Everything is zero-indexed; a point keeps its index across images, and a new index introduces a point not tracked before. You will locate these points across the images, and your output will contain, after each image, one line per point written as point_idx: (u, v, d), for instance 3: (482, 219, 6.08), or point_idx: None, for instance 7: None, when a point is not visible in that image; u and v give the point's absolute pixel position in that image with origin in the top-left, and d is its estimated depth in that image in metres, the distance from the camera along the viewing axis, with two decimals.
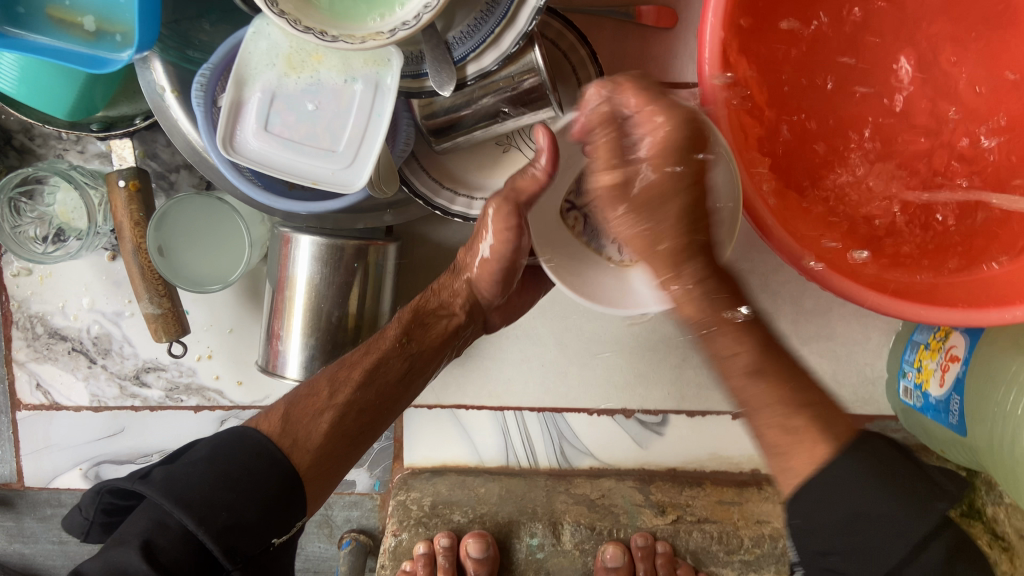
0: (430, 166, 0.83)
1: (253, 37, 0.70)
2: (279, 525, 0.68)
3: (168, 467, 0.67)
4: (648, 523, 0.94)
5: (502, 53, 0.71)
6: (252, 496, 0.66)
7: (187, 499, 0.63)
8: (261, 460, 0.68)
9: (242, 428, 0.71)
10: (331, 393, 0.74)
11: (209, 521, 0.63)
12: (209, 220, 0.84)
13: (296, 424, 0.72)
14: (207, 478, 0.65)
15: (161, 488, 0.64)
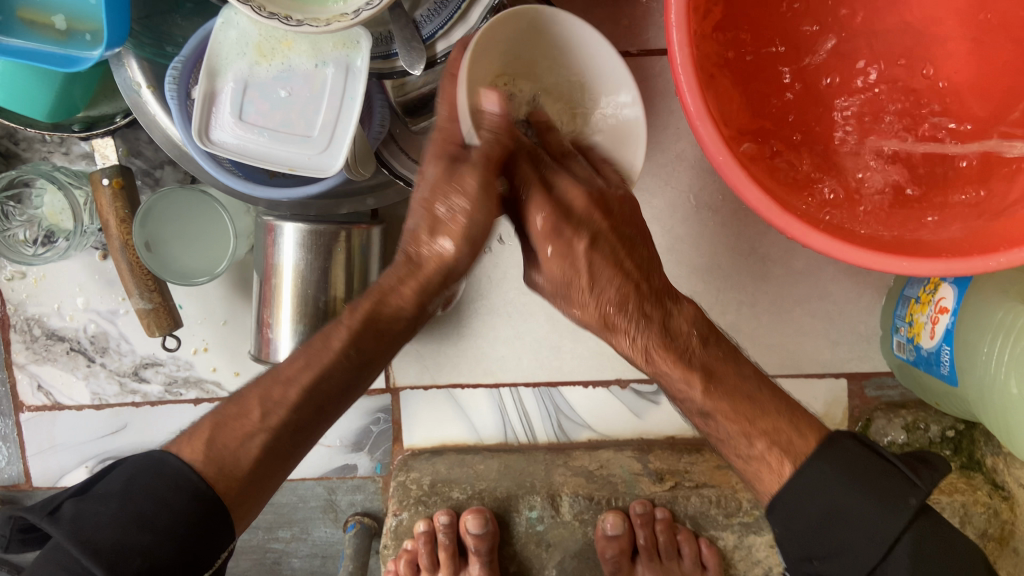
0: (410, 147, 0.82)
1: (222, 27, 0.71)
2: (201, 562, 0.64)
3: (79, 499, 0.63)
4: (647, 491, 0.93)
5: (469, 29, 0.72)
6: (167, 537, 0.61)
7: (94, 542, 0.60)
8: (178, 496, 0.63)
9: (163, 453, 0.66)
10: (263, 415, 0.67)
11: (121, 568, 0.59)
12: (196, 213, 0.84)
13: (222, 449, 0.66)
14: (116, 518, 0.61)
15: (68, 531, 0.60)
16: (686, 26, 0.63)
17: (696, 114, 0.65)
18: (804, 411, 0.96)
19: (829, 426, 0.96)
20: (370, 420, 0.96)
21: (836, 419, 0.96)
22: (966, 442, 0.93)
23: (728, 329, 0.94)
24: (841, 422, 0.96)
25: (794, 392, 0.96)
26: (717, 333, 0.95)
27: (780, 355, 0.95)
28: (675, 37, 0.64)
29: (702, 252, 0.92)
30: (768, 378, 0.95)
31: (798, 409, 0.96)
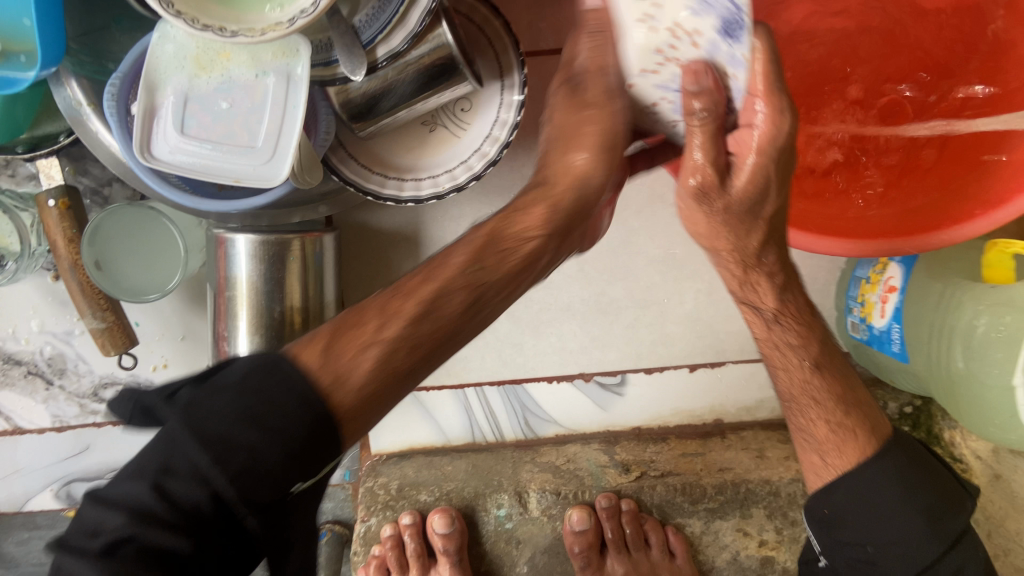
0: (358, 152, 0.82)
1: (159, 41, 0.70)
2: (307, 473, 0.49)
3: (200, 384, 0.49)
4: (613, 483, 0.97)
5: (409, 32, 0.71)
6: (279, 436, 0.47)
7: (204, 435, 0.46)
8: (290, 400, 0.48)
9: (280, 351, 0.50)
10: (380, 325, 0.52)
11: (224, 461, 0.46)
12: (146, 230, 0.83)
13: (337, 355, 0.51)
14: (232, 410, 0.47)
15: (181, 415, 0.47)
16: None
17: None
18: (765, 394, 0.98)
19: None
20: None
21: None
22: (924, 417, 0.95)
23: (688, 318, 0.94)
24: None
25: (754, 377, 0.97)
26: (677, 323, 0.95)
27: (740, 342, 0.96)
28: None
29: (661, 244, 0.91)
30: (728, 365, 0.97)
31: (759, 393, 0.98)
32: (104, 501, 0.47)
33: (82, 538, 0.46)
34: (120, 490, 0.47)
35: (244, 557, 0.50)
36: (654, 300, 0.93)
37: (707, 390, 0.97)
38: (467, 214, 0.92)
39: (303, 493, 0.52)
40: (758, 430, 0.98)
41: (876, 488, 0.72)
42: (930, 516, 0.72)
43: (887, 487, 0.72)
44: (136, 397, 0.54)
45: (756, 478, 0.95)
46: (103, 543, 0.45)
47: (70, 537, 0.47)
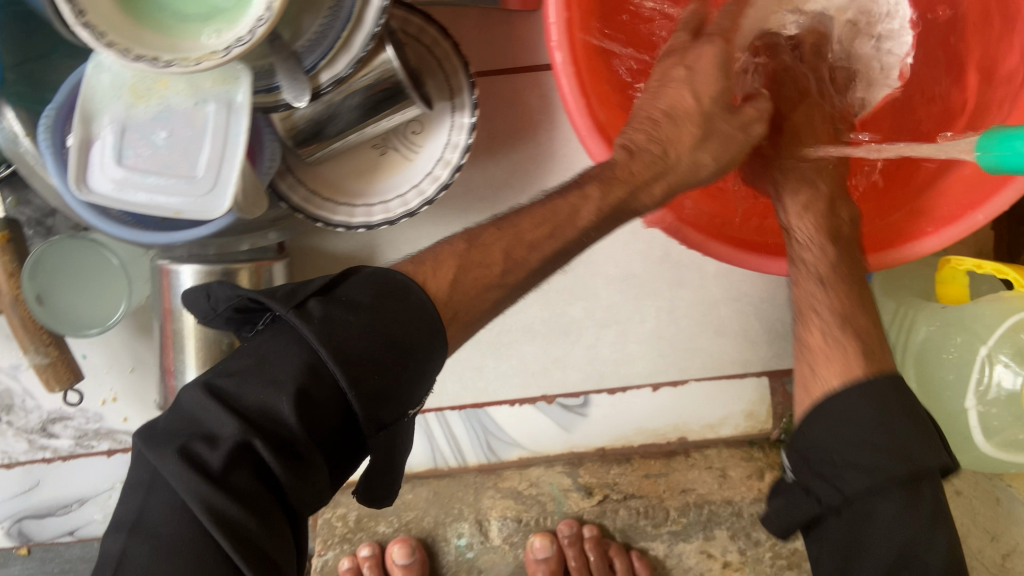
0: (307, 178, 0.80)
1: (94, 72, 0.69)
2: (416, 402, 0.53)
3: (326, 300, 0.52)
4: (574, 508, 0.98)
5: (353, 57, 0.69)
6: (405, 363, 0.52)
7: (344, 348, 0.49)
8: (418, 325, 0.53)
9: (405, 279, 0.55)
10: (502, 271, 0.59)
11: (360, 382, 0.49)
12: (89, 263, 0.80)
13: (461, 298, 0.56)
14: (369, 332, 0.50)
15: (319, 326, 0.49)
16: (566, 41, 0.65)
17: (584, 130, 0.67)
18: (728, 411, 0.97)
19: (754, 423, 0.97)
20: None
21: (760, 416, 0.97)
22: None
23: (649, 337, 0.93)
24: (765, 419, 0.97)
25: (718, 395, 0.96)
26: (638, 342, 0.94)
27: (703, 360, 0.95)
28: (557, 53, 0.65)
29: (619, 262, 0.90)
30: (691, 383, 0.95)
31: (723, 410, 0.97)
32: (229, 401, 0.48)
33: (203, 441, 0.46)
34: (255, 396, 0.47)
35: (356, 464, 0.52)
36: (615, 320, 0.92)
37: (670, 409, 0.96)
38: (424, 235, 0.90)
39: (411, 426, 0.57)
40: (721, 448, 0.98)
41: (855, 416, 0.58)
42: (906, 449, 0.57)
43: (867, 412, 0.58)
44: (237, 293, 0.56)
45: (718, 499, 0.96)
46: (230, 446, 0.46)
47: (182, 439, 0.46)
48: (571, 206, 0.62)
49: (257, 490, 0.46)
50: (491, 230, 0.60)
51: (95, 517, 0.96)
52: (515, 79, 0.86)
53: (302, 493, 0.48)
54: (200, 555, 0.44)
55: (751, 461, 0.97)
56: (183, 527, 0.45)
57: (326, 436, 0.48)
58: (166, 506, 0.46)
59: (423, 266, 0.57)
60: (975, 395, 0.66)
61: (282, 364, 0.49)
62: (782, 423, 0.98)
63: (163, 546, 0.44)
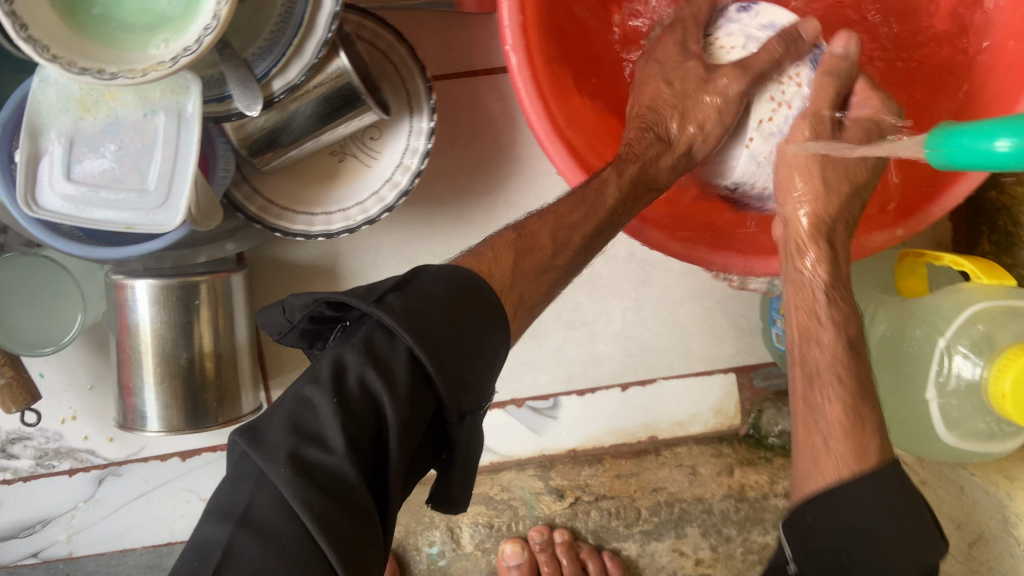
0: (264, 187, 0.79)
1: (40, 86, 0.67)
2: (492, 383, 0.52)
3: (405, 292, 0.50)
4: (547, 511, 0.96)
5: (305, 64, 0.68)
6: (481, 349, 0.50)
7: (431, 340, 0.48)
8: (487, 319, 0.51)
9: (465, 269, 0.53)
10: (554, 253, 0.59)
11: (446, 368, 0.48)
12: (43, 280, 0.78)
13: (523, 283, 0.56)
14: (451, 321, 0.49)
15: (403, 318, 0.48)
16: (521, 45, 0.64)
17: (544, 135, 0.66)
18: (697, 408, 0.97)
19: (723, 420, 0.98)
20: None
21: (729, 412, 0.98)
22: None
23: (617, 337, 0.93)
24: (734, 415, 0.98)
25: (687, 392, 0.97)
26: (606, 342, 0.94)
27: (670, 358, 0.95)
28: (512, 56, 0.64)
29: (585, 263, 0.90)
30: (659, 381, 0.96)
31: (692, 408, 0.97)
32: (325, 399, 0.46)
33: (312, 442, 0.45)
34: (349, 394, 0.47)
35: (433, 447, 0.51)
36: (582, 321, 0.92)
37: (640, 408, 0.96)
38: (386, 243, 0.89)
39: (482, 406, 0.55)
40: (691, 445, 0.98)
41: (870, 510, 0.54)
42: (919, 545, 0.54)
43: (879, 508, 0.55)
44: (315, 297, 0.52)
45: (688, 496, 0.93)
46: (341, 445, 0.45)
47: (287, 442, 0.45)
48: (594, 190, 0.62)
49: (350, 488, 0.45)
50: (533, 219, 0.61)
51: (59, 537, 0.94)
52: (474, 83, 0.86)
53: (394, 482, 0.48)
54: (318, 552, 0.43)
55: (721, 457, 0.96)
56: (296, 524, 0.43)
57: (412, 428, 0.48)
58: (274, 502, 0.44)
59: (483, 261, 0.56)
60: (935, 386, 0.66)
61: (374, 358, 0.47)
62: (751, 418, 0.98)
63: (275, 542, 0.43)
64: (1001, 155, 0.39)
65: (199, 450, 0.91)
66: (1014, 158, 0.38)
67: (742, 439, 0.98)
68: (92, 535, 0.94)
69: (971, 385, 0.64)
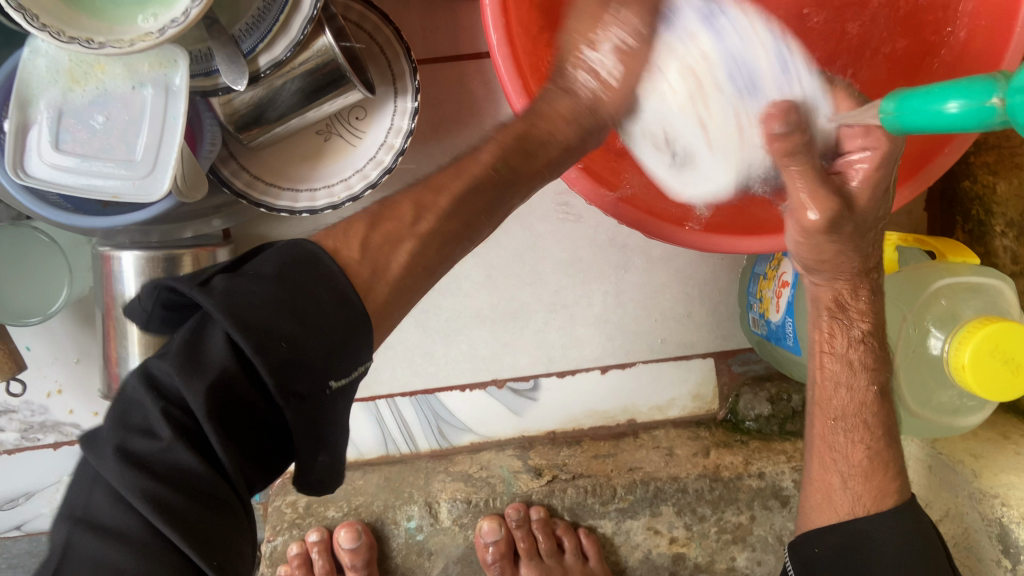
0: (251, 164, 0.81)
1: (30, 56, 0.68)
2: (330, 367, 0.49)
3: (230, 276, 0.49)
4: (524, 488, 0.95)
5: (291, 41, 0.70)
6: (314, 330, 0.48)
7: (246, 321, 0.45)
8: (329, 294, 0.50)
9: (317, 249, 0.52)
10: (415, 219, 0.57)
11: (266, 351, 0.45)
12: (31, 253, 0.80)
13: (376, 251, 0.55)
14: (270, 304, 0.46)
15: (219, 301, 0.46)
16: (501, 19, 0.63)
17: (521, 112, 0.66)
18: (676, 393, 0.99)
19: (701, 404, 0.99)
20: None
21: (707, 397, 0.99)
22: None
23: (597, 320, 0.95)
24: (712, 400, 0.99)
25: (666, 376, 0.98)
26: (586, 325, 0.95)
27: (650, 341, 0.97)
28: (491, 32, 0.63)
29: (566, 247, 0.92)
30: (638, 365, 0.97)
31: (670, 392, 0.99)
32: (154, 389, 0.46)
33: (141, 434, 0.45)
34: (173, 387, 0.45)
35: (272, 436, 0.48)
36: (563, 304, 0.94)
37: (619, 390, 0.98)
38: None
39: (342, 391, 0.51)
40: (669, 429, 0.99)
41: (885, 537, 0.68)
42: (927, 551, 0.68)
43: (896, 536, 0.68)
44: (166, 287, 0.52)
45: (664, 476, 0.93)
46: (168, 432, 0.44)
47: (117, 435, 0.45)
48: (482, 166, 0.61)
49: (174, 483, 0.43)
50: (401, 192, 0.60)
51: (43, 510, 0.95)
52: (459, 67, 0.87)
53: (239, 469, 0.46)
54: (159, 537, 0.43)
55: (698, 440, 0.97)
56: (133, 515, 0.43)
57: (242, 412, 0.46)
58: (111, 496, 0.44)
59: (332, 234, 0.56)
60: (903, 357, 0.68)
61: (195, 346, 0.46)
62: (728, 403, 1.00)
63: (117, 533, 0.43)
64: (950, 116, 0.41)
65: None
66: (963, 120, 0.40)
67: (720, 423, 1.00)
68: None
69: (936, 359, 0.66)
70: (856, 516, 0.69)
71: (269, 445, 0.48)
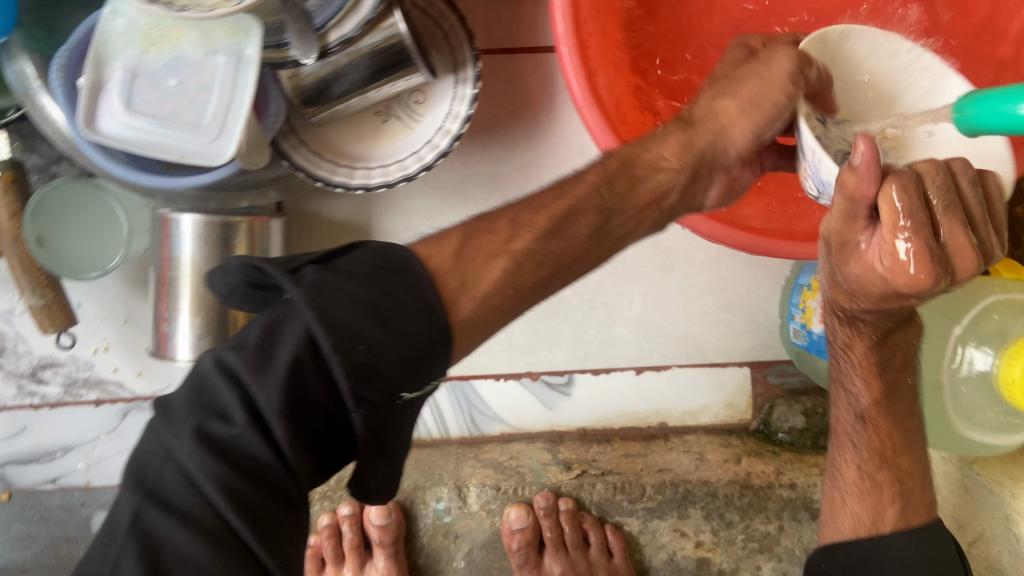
0: (310, 139, 0.82)
1: (109, 16, 0.70)
2: (409, 381, 0.48)
3: (325, 269, 0.48)
4: (553, 480, 0.96)
5: (362, 18, 0.71)
6: (400, 340, 0.47)
7: (332, 320, 0.45)
8: (416, 304, 0.48)
9: (410, 253, 0.50)
10: (509, 237, 0.54)
11: (345, 352, 0.45)
12: (93, 211, 0.83)
13: (468, 261, 0.52)
14: (360, 307, 0.46)
15: (308, 294, 0.45)
16: (569, 15, 0.67)
17: (583, 103, 0.68)
18: (710, 399, 0.99)
19: (734, 413, 0.99)
20: None
21: (740, 406, 0.99)
22: None
23: (636, 320, 0.96)
24: (745, 410, 0.99)
25: (700, 382, 0.98)
26: (625, 325, 0.96)
27: (687, 346, 0.97)
28: (559, 24, 0.67)
29: None
30: (674, 369, 0.97)
31: (704, 398, 0.98)
32: (233, 373, 0.46)
33: (217, 417, 0.46)
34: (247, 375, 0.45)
35: (338, 442, 0.49)
36: (602, 302, 0.95)
37: (652, 392, 0.98)
38: (420, 208, 0.92)
39: (412, 403, 0.50)
40: (700, 435, 0.98)
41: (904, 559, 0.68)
42: None
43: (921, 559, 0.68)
44: (248, 263, 0.51)
45: (695, 479, 0.93)
46: (242, 417, 0.45)
47: (192, 417, 0.46)
48: (585, 187, 0.58)
49: (242, 471, 0.45)
50: (502, 207, 0.57)
51: (78, 466, 0.96)
52: (519, 58, 0.88)
53: (303, 467, 0.47)
54: (225, 526, 0.44)
55: (729, 447, 0.97)
56: (200, 499, 0.45)
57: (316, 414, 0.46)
58: (179, 476, 0.45)
59: (430, 242, 0.53)
60: (949, 372, 0.69)
61: (273, 340, 0.46)
62: (761, 414, 0.99)
63: (187, 515, 0.44)
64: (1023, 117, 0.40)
65: None
66: None
67: (751, 433, 0.99)
68: (111, 467, 0.96)
69: (981, 377, 0.66)
70: (857, 537, 0.70)
71: (336, 446, 0.49)
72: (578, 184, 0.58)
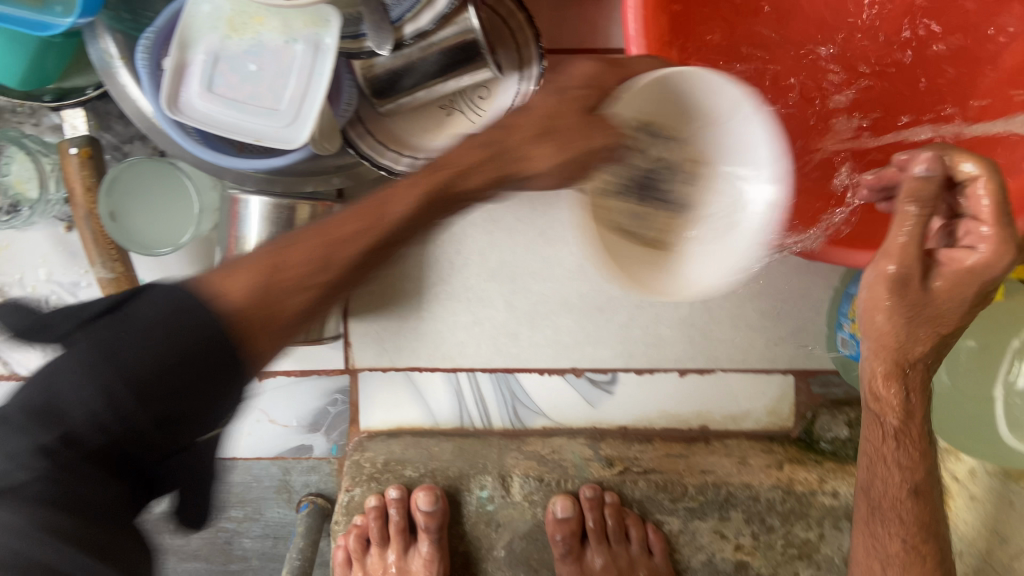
0: (375, 129, 0.84)
1: (195, 1, 0.73)
2: (218, 409, 0.49)
3: (117, 323, 0.46)
4: (596, 475, 0.96)
5: (438, 13, 0.73)
6: (206, 379, 0.47)
7: (133, 377, 0.44)
8: (194, 336, 0.46)
9: (204, 283, 0.49)
10: (317, 266, 0.51)
11: (145, 406, 0.45)
12: (166, 190, 0.86)
13: (274, 295, 0.50)
14: (153, 352, 0.45)
15: (92, 349, 0.45)
16: (641, 14, 0.66)
17: None
18: (752, 405, 0.99)
19: (775, 420, 1.00)
20: (327, 401, 0.98)
21: (782, 413, 1.00)
22: None
23: (683, 322, 0.96)
24: (787, 417, 1.00)
25: (743, 387, 0.99)
26: (671, 326, 0.97)
27: (733, 350, 0.97)
28: (631, 23, 0.66)
29: None
30: (718, 372, 0.98)
31: (746, 404, 0.99)
32: (53, 419, 0.44)
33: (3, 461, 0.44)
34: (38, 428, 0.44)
35: (146, 478, 0.51)
36: (650, 302, 0.96)
37: (696, 395, 0.99)
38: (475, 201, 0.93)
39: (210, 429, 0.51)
40: (742, 440, 0.99)
41: None
42: None
43: None
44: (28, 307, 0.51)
45: (737, 481, 0.93)
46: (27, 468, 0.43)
47: (20, 467, 0.43)
48: (375, 215, 0.54)
49: (53, 518, 0.44)
50: (305, 230, 0.53)
51: None
52: (581, 58, 0.90)
53: (133, 492, 0.49)
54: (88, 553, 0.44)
55: (771, 453, 0.97)
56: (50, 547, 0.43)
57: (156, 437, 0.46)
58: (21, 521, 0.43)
59: (279, 252, 0.51)
60: (1003, 384, 0.73)
61: (55, 399, 0.44)
62: (802, 422, 1.00)
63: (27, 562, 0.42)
64: None
65: (275, 372, 0.96)
66: None
67: (793, 441, 1.00)
68: None
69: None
70: None
71: (157, 472, 0.51)
72: (353, 225, 0.53)
